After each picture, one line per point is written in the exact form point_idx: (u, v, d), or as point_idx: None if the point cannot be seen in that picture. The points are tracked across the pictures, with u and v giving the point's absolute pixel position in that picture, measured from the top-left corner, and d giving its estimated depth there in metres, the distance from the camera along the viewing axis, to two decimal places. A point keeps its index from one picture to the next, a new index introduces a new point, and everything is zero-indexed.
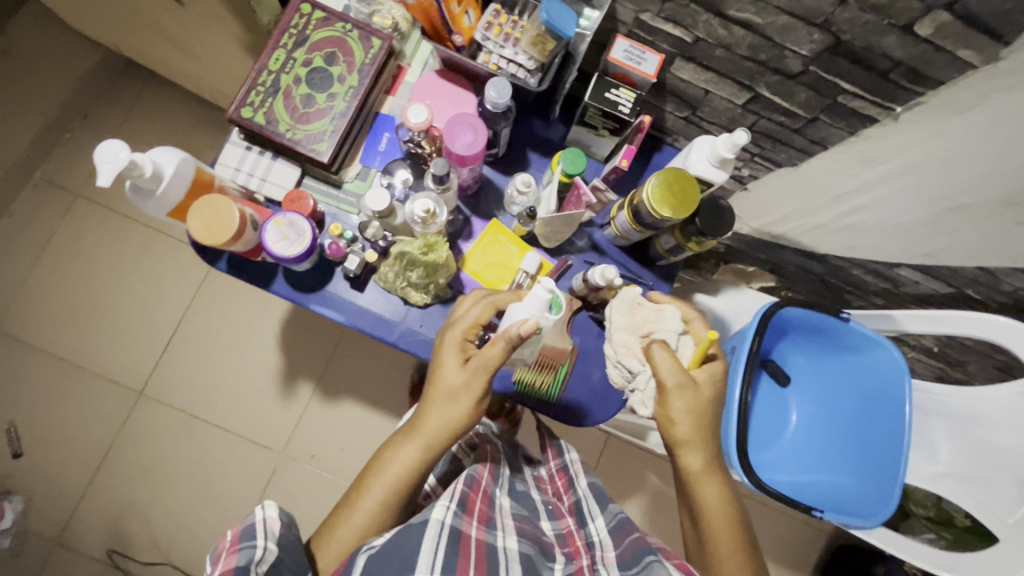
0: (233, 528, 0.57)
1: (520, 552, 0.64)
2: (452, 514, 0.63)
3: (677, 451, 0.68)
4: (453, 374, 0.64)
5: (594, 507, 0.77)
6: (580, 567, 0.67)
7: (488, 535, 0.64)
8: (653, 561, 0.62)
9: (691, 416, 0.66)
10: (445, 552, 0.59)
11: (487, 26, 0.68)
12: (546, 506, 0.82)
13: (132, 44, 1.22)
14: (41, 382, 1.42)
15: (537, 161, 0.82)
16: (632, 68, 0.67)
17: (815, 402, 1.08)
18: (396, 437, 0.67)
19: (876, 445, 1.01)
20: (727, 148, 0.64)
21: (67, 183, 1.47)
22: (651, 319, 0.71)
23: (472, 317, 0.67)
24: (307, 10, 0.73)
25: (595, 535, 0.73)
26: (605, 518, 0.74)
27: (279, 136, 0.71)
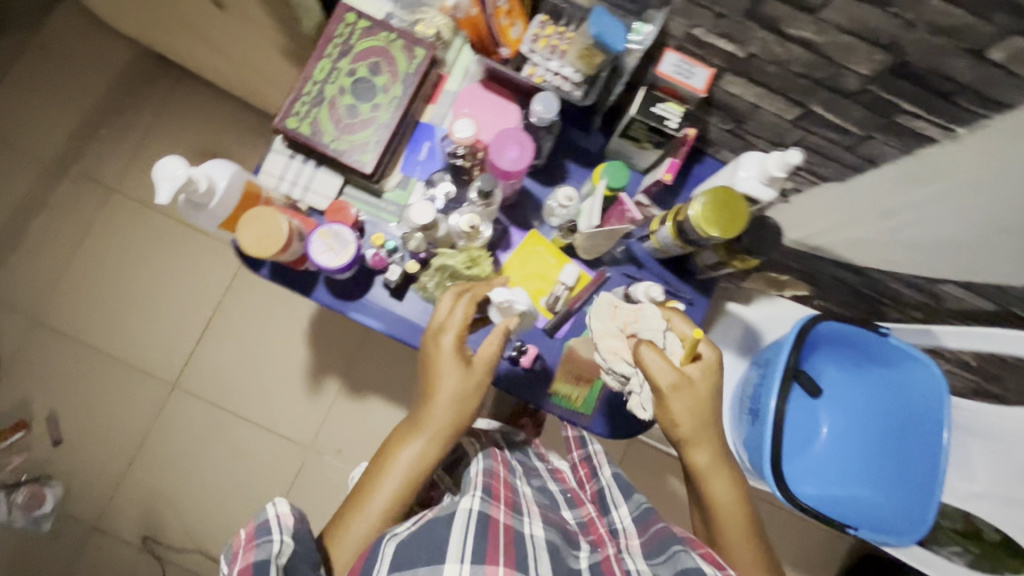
0: (246, 525, 0.57)
1: (547, 540, 0.62)
2: (480, 501, 0.62)
3: (682, 448, 0.71)
4: (451, 374, 0.66)
5: (617, 496, 0.80)
6: (606, 556, 0.64)
7: (515, 520, 0.62)
8: (679, 551, 0.62)
9: (693, 415, 0.68)
10: (474, 540, 0.58)
11: (534, 38, 0.67)
12: (566, 495, 0.81)
13: (165, 40, 1.21)
14: (77, 373, 1.46)
15: (576, 171, 0.82)
16: (680, 83, 0.66)
17: (847, 415, 1.07)
18: (400, 433, 0.69)
19: (908, 463, 0.99)
20: (779, 167, 0.63)
21: (99, 177, 1.46)
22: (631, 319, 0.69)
23: (459, 321, 0.67)
24: (352, 19, 0.73)
25: (618, 523, 0.75)
26: (628, 507, 0.76)
27: (323, 146, 0.72)
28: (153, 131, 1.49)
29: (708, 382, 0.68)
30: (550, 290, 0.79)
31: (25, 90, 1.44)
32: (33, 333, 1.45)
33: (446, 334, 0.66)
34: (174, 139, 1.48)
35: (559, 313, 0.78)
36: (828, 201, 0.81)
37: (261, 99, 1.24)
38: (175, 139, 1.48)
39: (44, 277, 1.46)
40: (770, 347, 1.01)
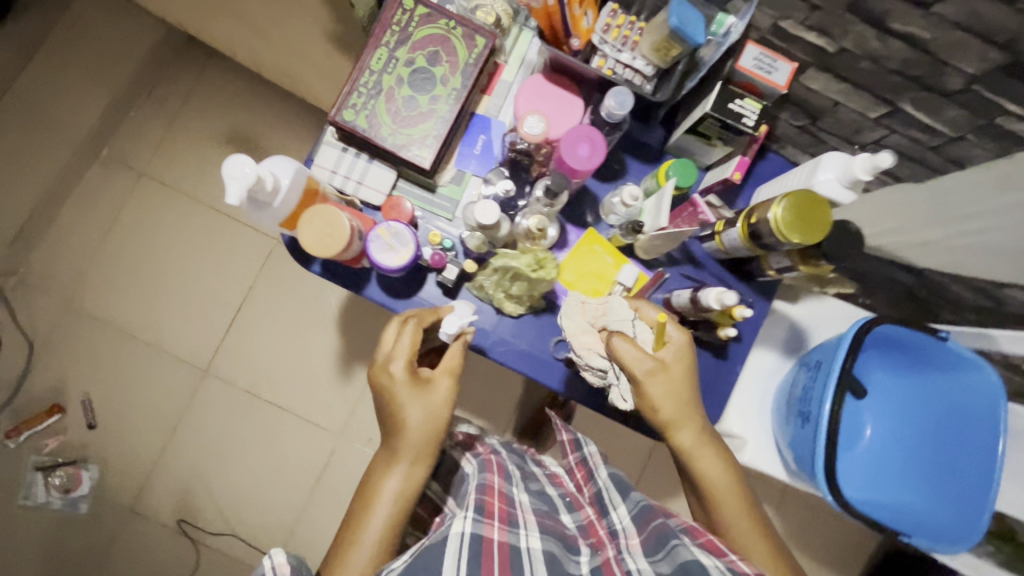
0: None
1: (545, 552, 0.60)
2: (471, 522, 0.61)
3: (666, 433, 0.69)
4: (415, 396, 0.67)
5: (614, 496, 0.73)
6: (607, 559, 0.62)
7: (511, 535, 0.61)
8: (677, 545, 0.60)
9: (672, 398, 0.67)
10: (468, 560, 0.56)
11: (605, 28, 0.64)
12: (563, 499, 0.76)
13: (198, 21, 1.17)
14: (110, 359, 1.45)
15: (635, 167, 0.78)
16: (761, 78, 0.62)
17: (892, 417, 1.04)
18: (376, 463, 0.67)
19: (951, 469, 0.98)
20: (865, 169, 0.59)
21: (130, 161, 1.45)
22: (598, 313, 0.71)
23: (406, 347, 0.68)
24: (410, 5, 0.69)
25: (618, 524, 0.69)
26: (627, 507, 0.70)
27: (380, 140, 0.69)
28: (183, 114, 1.46)
29: (682, 363, 0.68)
30: (607, 290, 0.77)
31: (54, 70, 1.41)
32: (65, 317, 1.44)
33: (397, 363, 0.67)
34: (205, 122, 1.46)
35: None
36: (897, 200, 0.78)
37: (296, 82, 1.21)
38: (206, 123, 1.46)
39: (74, 261, 1.44)
40: (821, 350, 0.99)
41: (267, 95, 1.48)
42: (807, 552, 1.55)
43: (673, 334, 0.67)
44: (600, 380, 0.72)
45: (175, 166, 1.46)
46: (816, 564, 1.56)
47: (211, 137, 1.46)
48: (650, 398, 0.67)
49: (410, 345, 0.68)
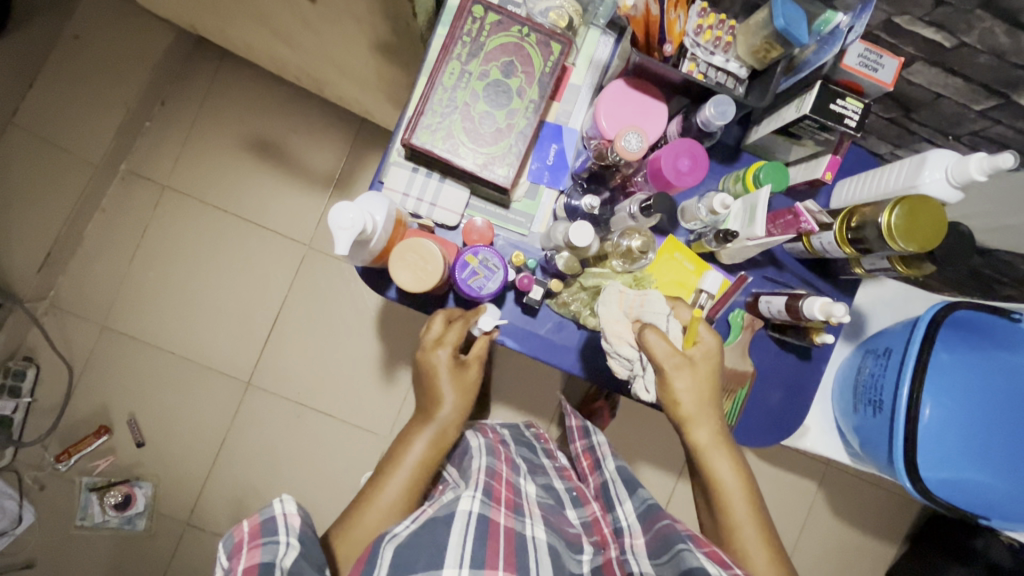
0: (249, 518, 0.55)
1: (549, 544, 0.59)
2: (479, 503, 0.60)
3: (683, 429, 0.64)
4: (453, 381, 0.70)
5: (621, 491, 0.71)
6: (608, 560, 0.61)
7: (517, 522, 0.60)
8: (682, 550, 0.55)
9: (695, 395, 0.61)
10: (474, 542, 0.55)
11: (697, 30, 0.60)
12: (569, 493, 0.75)
13: (220, 24, 1.10)
14: (150, 375, 1.40)
15: (714, 168, 0.75)
16: (867, 76, 0.60)
17: (950, 395, 0.94)
18: (411, 427, 0.71)
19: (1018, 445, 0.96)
20: (981, 169, 0.58)
21: (154, 174, 1.39)
22: (635, 306, 0.62)
23: (452, 340, 0.69)
24: (480, 12, 0.65)
25: (622, 520, 0.66)
26: (632, 504, 0.67)
27: (459, 160, 0.66)
28: (203, 123, 1.40)
29: (712, 364, 0.62)
30: (689, 298, 0.74)
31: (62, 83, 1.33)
32: (102, 338, 1.39)
33: (443, 349, 0.69)
34: (226, 129, 1.41)
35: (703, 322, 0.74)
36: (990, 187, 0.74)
37: (326, 84, 1.15)
38: (228, 130, 1.41)
39: (104, 282, 1.38)
40: (887, 336, 0.97)
41: (287, 96, 1.42)
42: (861, 525, 1.55)
43: (705, 335, 0.62)
44: (625, 371, 0.64)
45: (200, 176, 1.40)
46: (872, 537, 1.56)
47: (234, 144, 1.41)
48: (669, 394, 0.61)
49: (454, 341, 0.68)
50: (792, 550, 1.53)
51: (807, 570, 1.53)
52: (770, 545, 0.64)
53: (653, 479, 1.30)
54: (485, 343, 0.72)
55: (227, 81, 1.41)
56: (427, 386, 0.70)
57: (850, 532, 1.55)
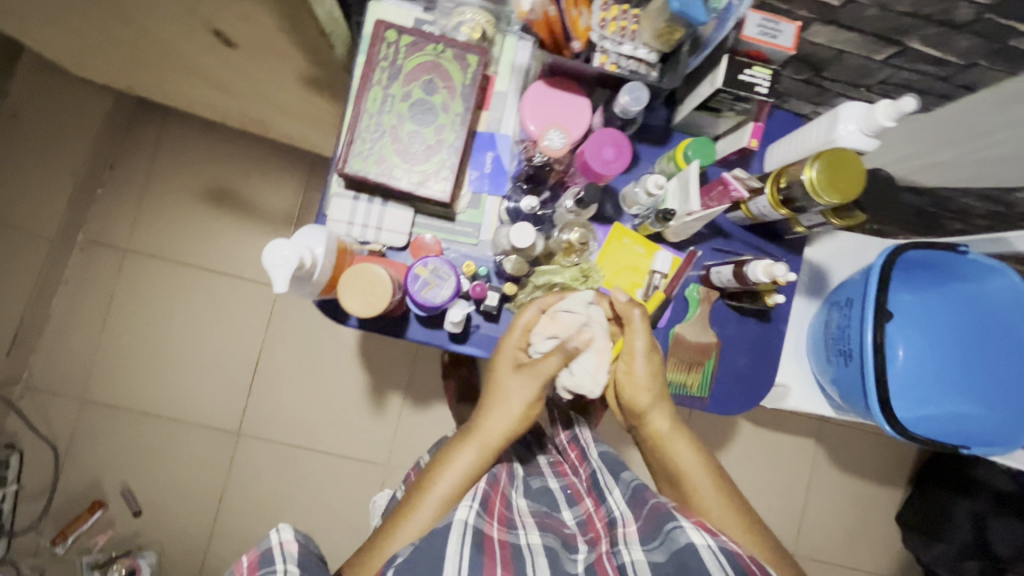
0: (248, 553, 0.56)
1: (544, 547, 0.60)
2: (475, 514, 0.59)
3: (642, 418, 0.70)
4: (512, 383, 0.66)
5: (608, 478, 0.71)
6: (601, 554, 0.61)
7: (510, 534, 0.61)
8: (673, 529, 0.57)
9: (649, 383, 0.69)
10: (470, 555, 0.55)
11: (602, 23, 0.62)
12: (563, 492, 0.75)
13: (154, 83, 1.10)
14: (139, 442, 1.38)
15: (647, 152, 0.77)
16: (767, 43, 0.62)
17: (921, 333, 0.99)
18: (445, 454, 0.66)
19: (985, 367, 0.99)
20: (888, 115, 0.60)
21: (113, 240, 1.38)
22: (553, 321, 0.68)
23: (524, 324, 0.67)
24: (393, 37, 0.67)
25: (616, 510, 0.66)
26: (620, 491, 0.68)
27: (396, 182, 0.67)
28: (155, 183, 1.40)
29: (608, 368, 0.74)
30: (643, 280, 0.77)
31: None
32: (84, 412, 1.37)
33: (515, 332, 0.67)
34: (179, 185, 1.40)
35: (660, 302, 0.76)
36: (912, 130, 0.78)
37: (270, 126, 1.15)
38: (181, 186, 1.41)
39: (78, 356, 1.37)
40: (847, 287, 0.99)
41: (234, 144, 1.42)
42: (864, 474, 1.58)
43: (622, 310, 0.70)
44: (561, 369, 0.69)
45: (160, 235, 1.39)
46: (877, 484, 1.58)
47: (189, 199, 1.41)
48: (628, 381, 0.69)
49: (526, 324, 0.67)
50: (802, 509, 1.56)
51: (818, 526, 1.56)
52: (747, 526, 0.63)
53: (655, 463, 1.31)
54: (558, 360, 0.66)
55: (173, 138, 1.41)
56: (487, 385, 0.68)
57: (855, 483, 1.58)
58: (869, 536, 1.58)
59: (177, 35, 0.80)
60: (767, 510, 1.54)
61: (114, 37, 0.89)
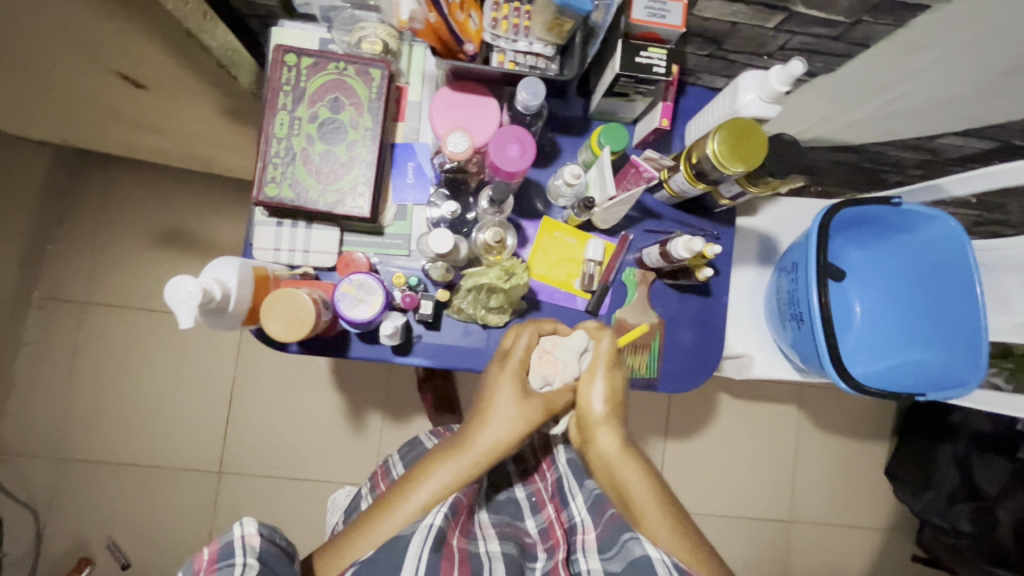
0: (210, 545, 0.56)
1: (503, 554, 0.66)
2: (442, 517, 0.62)
3: (589, 433, 0.70)
4: (512, 404, 0.67)
5: (573, 484, 0.76)
6: (558, 563, 0.66)
7: (470, 543, 0.65)
8: (629, 540, 0.62)
9: (606, 399, 0.69)
10: (433, 557, 0.58)
11: (493, 23, 0.62)
12: (529, 500, 0.80)
13: (83, 133, 1.09)
14: (121, 493, 1.36)
15: (568, 142, 0.78)
16: (658, 24, 0.63)
17: (874, 288, 1.03)
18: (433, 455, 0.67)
19: (950, 311, 0.94)
20: (782, 81, 0.61)
21: (71, 294, 1.37)
22: (548, 356, 0.70)
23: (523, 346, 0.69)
24: (294, 60, 0.67)
25: (577, 515, 0.72)
26: (582, 496, 0.73)
27: (312, 204, 0.67)
28: (105, 232, 1.38)
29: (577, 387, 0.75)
30: (580, 270, 0.78)
31: None
32: (59, 471, 1.35)
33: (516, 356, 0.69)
34: (129, 231, 1.38)
35: (597, 290, 0.77)
36: (824, 91, 0.79)
37: (207, 161, 1.14)
38: (130, 231, 1.39)
39: (46, 415, 1.35)
40: (794, 252, 1.00)
41: (179, 182, 1.40)
42: (849, 432, 1.59)
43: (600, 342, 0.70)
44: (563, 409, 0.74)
45: (115, 284, 1.38)
46: (863, 441, 1.60)
47: (140, 244, 1.39)
48: (585, 392, 0.70)
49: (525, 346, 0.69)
50: (792, 475, 1.57)
51: (809, 490, 1.57)
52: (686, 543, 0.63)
53: None
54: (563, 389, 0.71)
55: (117, 184, 1.39)
56: (481, 401, 0.69)
57: (840, 442, 1.59)
58: (862, 493, 1.59)
59: (87, 84, 0.80)
60: (758, 480, 1.55)
61: (28, 95, 0.88)
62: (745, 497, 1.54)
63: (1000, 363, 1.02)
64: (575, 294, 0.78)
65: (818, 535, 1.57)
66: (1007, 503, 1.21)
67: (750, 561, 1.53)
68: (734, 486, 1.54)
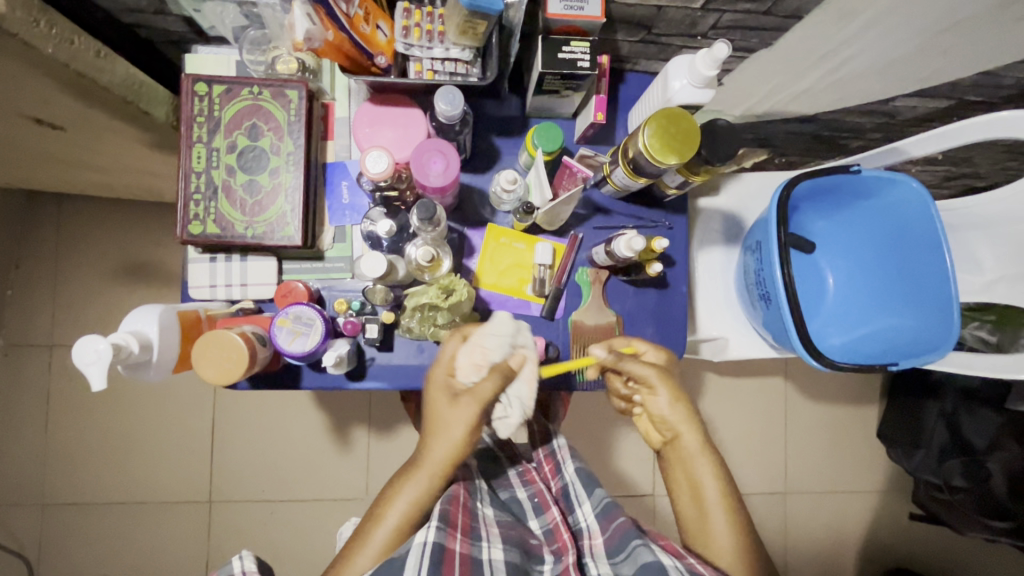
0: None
1: (506, 562, 0.62)
2: (436, 531, 0.61)
3: (675, 433, 0.69)
4: (450, 415, 0.64)
5: (580, 491, 0.76)
6: (567, 566, 0.64)
7: (473, 547, 0.63)
8: (638, 545, 0.61)
9: (679, 405, 0.68)
10: (430, 570, 0.57)
11: (404, 32, 0.59)
12: (532, 501, 0.78)
13: (22, 177, 1.05)
14: (114, 532, 1.35)
15: (506, 144, 0.75)
16: (577, 17, 0.59)
17: (847, 257, 1.00)
18: (400, 476, 0.67)
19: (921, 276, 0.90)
20: (709, 65, 0.59)
21: (36, 338, 1.34)
22: (471, 358, 0.65)
23: (445, 355, 0.66)
24: (204, 89, 0.64)
25: (583, 521, 0.73)
26: (591, 504, 0.73)
27: (240, 238, 0.64)
28: (63, 271, 1.34)
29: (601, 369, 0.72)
30: (531, 275, 0.76)
31: None
32: (48, 517, 1.33)
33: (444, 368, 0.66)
34: (88, 269, 1.35)
35: (550, 294, 0.75)
36: (767, 66, 0.76)
37: (155, 192, 1.11)
38: (89, 270, 1.35)
39: (26, 463, 1.33)
40: (757, 230, 0.95)
41: (135, 214, 1.36)
42: (840, 398, 1.58)
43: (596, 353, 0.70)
44: (504, 415, 0.66)
45: (81, 324, 1.35)
46: (853, 405, 1.59)
47: (101, 282, 1.35)
48: (653, 400, 0.69)
49: (450, 353, 0.66)
50: (785, 446, 1.57)
51: (804, 459, 1.57)
52: (739, 533, 0.66)
53: (623, 437, 1.28)
54: (489, 385, 0.63)
55: (70, 222, 1.34)
56: (426, 415, 0.66)
57: (831, 409, 1.58)
58: (856, 457, 1.59)
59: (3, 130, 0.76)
60: (752, 455, 1.55)
61: None
62: (740, 473, 1.54)
63: (981, 316, 1.01)
64: (529, 300, 0.76)
65: (816, 503, 1.57)
66: (1000, 455, 1.19)
67: None
68: (728, 465, 1.53)
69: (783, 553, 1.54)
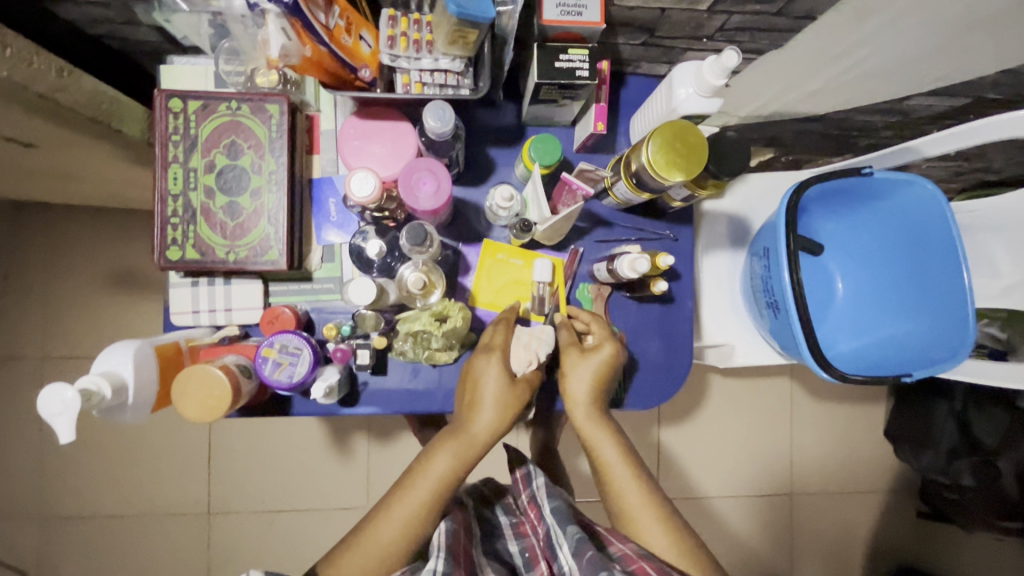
0: None
1: None
2: (443, 563, 0.57)
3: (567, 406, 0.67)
4: (502, 394, 0.62)
5: (559, 534, 0.67)
6: None
7: None
8: None
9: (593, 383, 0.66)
10: None
11: (390, 41, 0.55)
12: (522, 557, 0.72)
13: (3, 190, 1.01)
14: (113, 545, 1.34)
15: (502, 154, 0.71)
16: (573, 23, 0.56)
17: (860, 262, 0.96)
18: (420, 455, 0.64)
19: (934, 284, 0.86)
20: (717, 74, 0.55)
21: (27, 352, 1.31)
22: (527, 348, 0.65)
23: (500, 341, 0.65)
24: (179, 105, 0.60)
25: (566, 566, 0.63)
26: (566, 544, 0.64)
27: (221, 263, 0.61)
28: (51, 283, 1.31)
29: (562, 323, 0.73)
30: (529, 293, 0.72)
31: None
32: (45, 532, 1.32)
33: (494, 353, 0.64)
34: (77, 280, 1.31)
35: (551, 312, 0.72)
36: (775, 68, 0.72)
37: (141, 202, 1.07)
38: (78, 282, 1.31)
39: (22, 479, 1.31)
40: (765, 236, 0.92)
41: (123, 223, 1.32)
42: (847, 396, 1.55)
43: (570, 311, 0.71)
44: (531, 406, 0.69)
45: (72, 336, 1.32)
46: (860, 404, 1.56)
47: (91, 294, 1.32)
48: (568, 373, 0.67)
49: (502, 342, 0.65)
50: (792, 447, 1.54)
51: (811, 459, 1.55)
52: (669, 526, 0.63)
53: None
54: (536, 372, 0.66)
55: (58, 233, 1.31)
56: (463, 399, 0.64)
57: (838, 408, 1.55)
58: (863, 456, 1.57)
59: None
60: (759, 456, 1.52)
61: None
62: (747, 475, 1.52)
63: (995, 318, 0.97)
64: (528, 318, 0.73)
65: (823, 503, 1.55)
66: None
67: (757, 537, 1.51)
68: (735, 467, 1.51)
69: (790, 554, 1.52)
